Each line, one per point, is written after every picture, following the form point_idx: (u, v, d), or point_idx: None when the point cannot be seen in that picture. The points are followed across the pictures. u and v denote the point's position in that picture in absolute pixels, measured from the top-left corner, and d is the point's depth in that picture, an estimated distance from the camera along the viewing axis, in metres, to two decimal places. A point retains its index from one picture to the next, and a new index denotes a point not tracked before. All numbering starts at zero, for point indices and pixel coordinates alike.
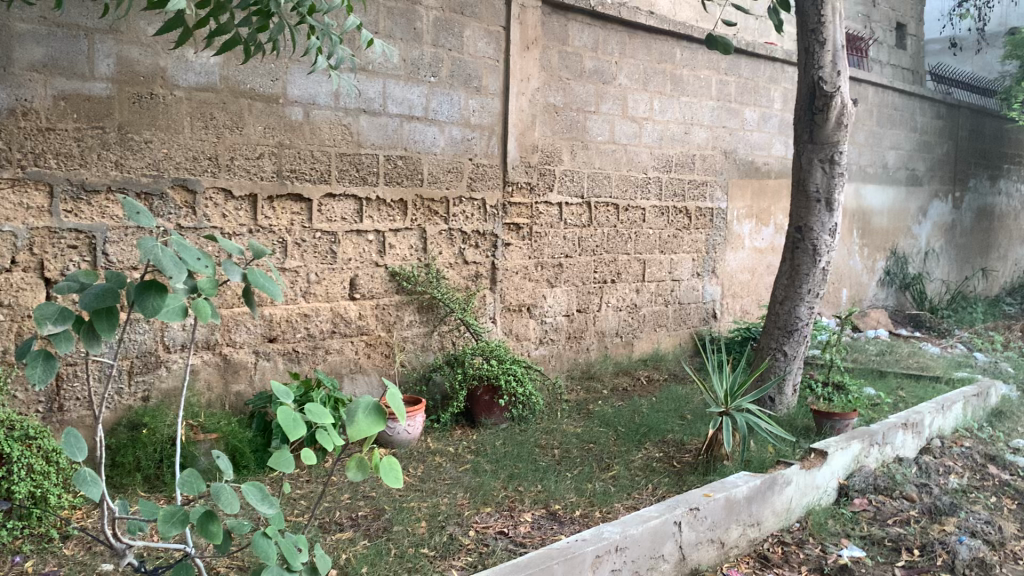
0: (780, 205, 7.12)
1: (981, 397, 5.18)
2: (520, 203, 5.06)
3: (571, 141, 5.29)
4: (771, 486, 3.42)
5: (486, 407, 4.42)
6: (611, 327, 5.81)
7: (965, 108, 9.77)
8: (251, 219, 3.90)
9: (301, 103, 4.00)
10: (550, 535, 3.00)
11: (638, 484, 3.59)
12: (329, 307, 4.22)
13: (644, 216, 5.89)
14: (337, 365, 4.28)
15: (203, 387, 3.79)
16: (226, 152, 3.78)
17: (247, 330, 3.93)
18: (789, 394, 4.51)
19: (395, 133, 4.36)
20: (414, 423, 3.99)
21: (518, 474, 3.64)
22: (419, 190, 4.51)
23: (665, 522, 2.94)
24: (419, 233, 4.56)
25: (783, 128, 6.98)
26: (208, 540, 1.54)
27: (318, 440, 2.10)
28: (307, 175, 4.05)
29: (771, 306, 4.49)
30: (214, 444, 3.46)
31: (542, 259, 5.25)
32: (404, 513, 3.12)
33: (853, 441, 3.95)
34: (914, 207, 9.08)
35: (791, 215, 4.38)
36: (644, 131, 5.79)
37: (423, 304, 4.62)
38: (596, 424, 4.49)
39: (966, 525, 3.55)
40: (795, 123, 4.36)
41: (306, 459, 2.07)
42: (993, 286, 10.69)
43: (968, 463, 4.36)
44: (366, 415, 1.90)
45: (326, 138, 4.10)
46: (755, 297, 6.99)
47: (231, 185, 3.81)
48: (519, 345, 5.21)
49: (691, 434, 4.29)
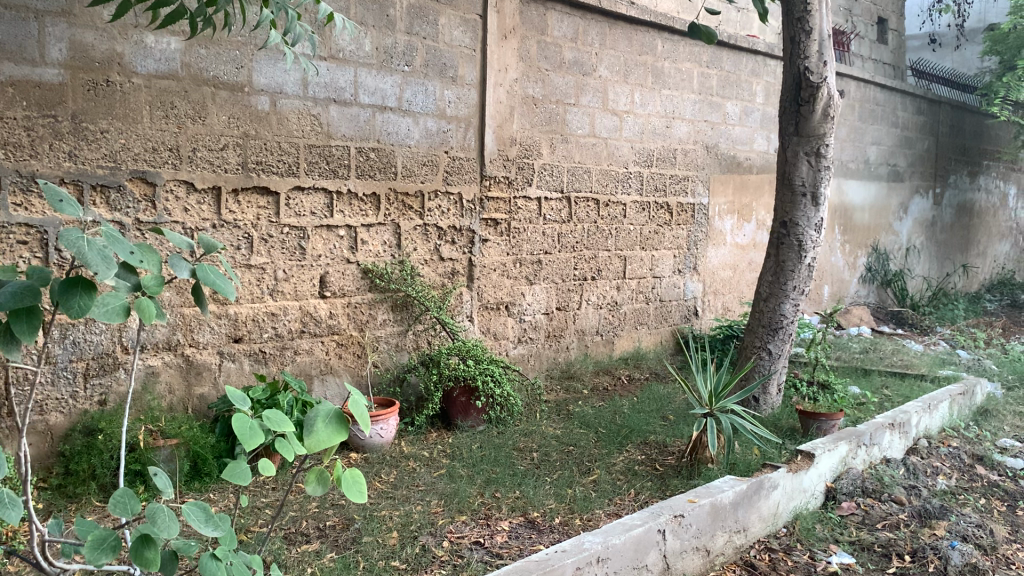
0: (762, 201, 7.02)
1: (967, 395, 5.09)
2: (498, 198, 4.90)
3: (550, 135, 5.15)
4: (757, 491, 3.30)
5: (462, 409, 4.27)
6: (591, 325, 5.68)
7: (946, 103, 9.72)
8: (215, 213, 3.72)
9: (268, 92, 3.82)
10: (528, 545, 2.85)
11: (620, 490, 3.45)
12: (298, 306, 4.05)
13: (625, 212, 5.76)
14: (307, 366, 4.11)
15: (164, 390, 3.62)
16: (188, 143, 3.60)
17: (211, 330, 3.74)
18: (774, 393, 4.40)
19: (367, 124, 4.19)
20: (388, 426, 3.84)
21: (495, 479, 3.50)
22: (392, 184, 4.35)
23: (648, 531, 2.80)
24: (392, 228, 4.39)
25: (765, 122, 6.87)
26: (144, 567, 1.34)
27: (278, 451, 1.93)
28: (274, 167, 3.87)
29: (755, 304, 4.37)
30: (174, 450, 3.30)
31: (520, 256, 5.10)
32: (374, 523, 2.96)
33: (840, 443, 3.84)
34: (895, 202, 9.02)
35: (776, 210, 4.26)
36: (625, 124, 5.65)
37: (397, 303, 4.46)
38: (576, 426, 4.35)
39: (957, 529, 3.44)
40: (781, 115, 4.23)
41: (264, 471, 1.90)
42: (973, 282, 10.67)
43: (956, 464, 4.26)
44: (326, 425, 1.74)
45: (294, 128, 3.92)
46: (737, 294, 6.89)
47: (194, 177, 3.63)
48: (497, 344, 5.06)
49: (674, 436, 4.16)
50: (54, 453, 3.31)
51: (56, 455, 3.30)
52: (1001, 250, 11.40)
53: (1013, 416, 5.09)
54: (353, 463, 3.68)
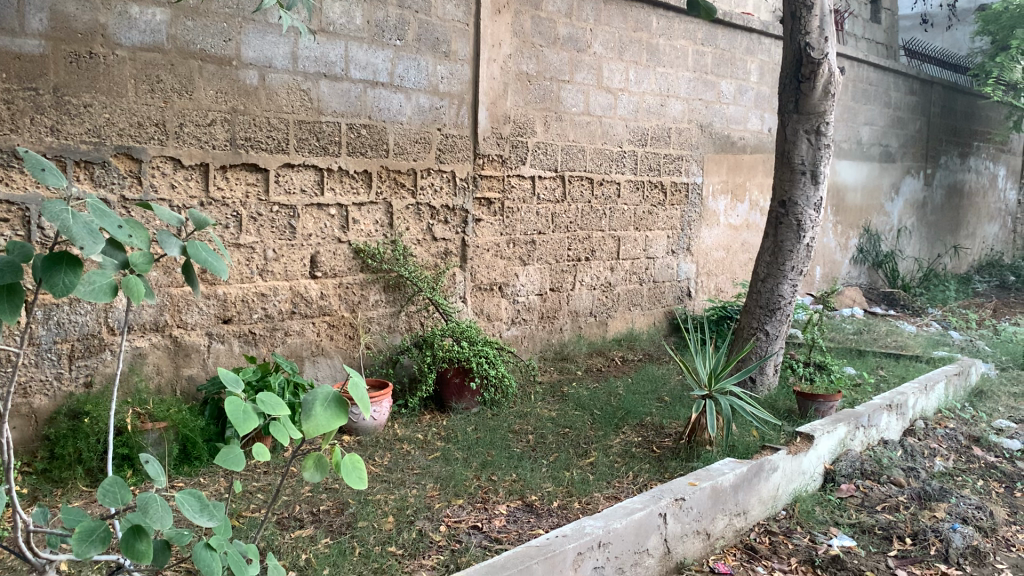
0: (756, 181, 6.95)
1: (962, 376, 5.07)
2: (492, 176, 4.82)
3: (544, 112, 5.06)
4: (757, 473, 3.25)
5: (457, 391, 4.21)
6: (585, 306, 5.62)
7: (939, 84, 9.67)
8: (203, 190, 3.63)
9: (257, 66, 3.71)
10: (527, 530, 2.80)
11: (619, 472, 3.40)
12: (288, 286, 3.96)
13: (619, 191, 5.69)
14: (298, 348, 4.03)
15: (152, 372, 3.53)
16: (174, 119, 3.50)
17: (199, 310, 3.65)
18: (771, 375, 4.36)
19: (358, 100, 4.09)
20: (381, 409, 3.78)
21: (491, 462, 3.44)
22: (384, 162, 4.25)
23: (649, 515, 2.75)
24: (384, 207, 4.30)
25: (759, 101, 6.80)
26: (136, 560, 1.29)
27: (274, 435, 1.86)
28: (263, 144, 3.77)
29: (753, 284, 4.32)
30: (162, 433, 3.21)
31: (514, 236, 5.02)
32: (369, 507, 2.89)
33: (839, 424, 3.80)
34: (887, 183, 8.99)
35: (775, 189, 4.20)
36: (619, 102, 5.56)
37: (389, 283, 4.37)
38: (572, 408, 4.30)
39: (957, 511, 3.41)
40: (781, 92, 4.16)
41: (259, 456, 1.85)
42: (963, 264, 10.68)
43: (953, 445, 4.24)
44: (324, 409, 1.66)
45: (284, 103, 3.82)
46: (730, 275, 6.84)
47: (180, 153, 3.53)
48: (491, 326, 4.99)
49: (670, 418, 4.11)
50: (38, 437, 3.22)
51: (40, 439, 3.22)
52: (991, 232, 11.41)
53: (1008, 397, 5.07)
54: (346, 446, 3.61)
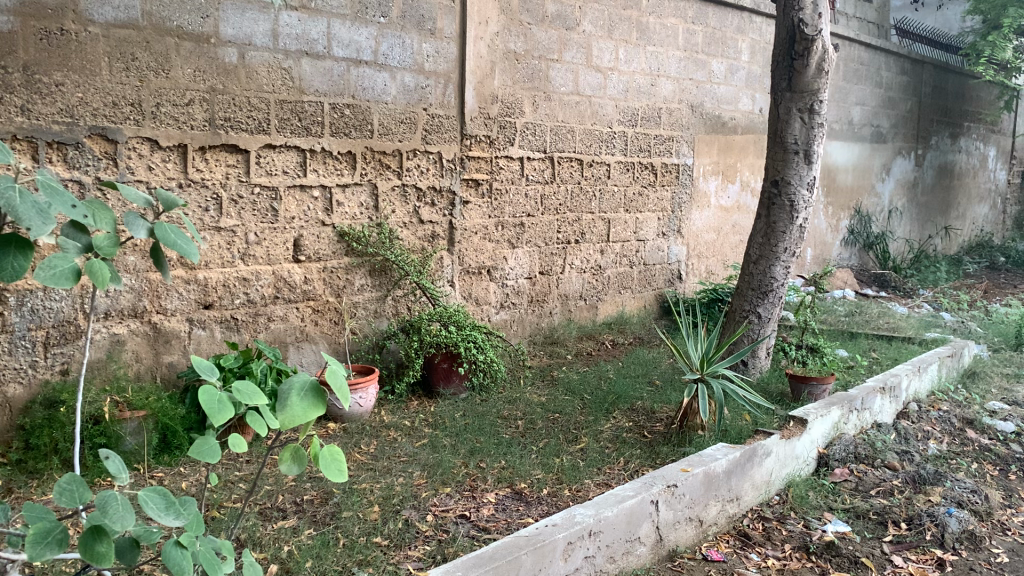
0: (747, 161, 6.88)
1: (955, 358, 5.03)
2: (479, 157, 4.72)
3: (532, 92, 4.96)
4: (750, 459, 3.20)
5: (444, 376, 4.13)
6: (575, 290, 5.54)
7: (930, 63, 9.60)
8: (181, 172, 3.53)
9: (236, 44, 3.60)
10: (516, 518, 2.73)
11: (609, 458, 3.34)
12: (271, 271, 3.87)
13: (609, 172, 5.60)
14: (282, 334, 3.94)
15: (131, 359, 3.44)
16: (151, 98, 3.39)
17: (180, 296, 3.56)
18: (763, 357, 4.31)
19: (341, 79, 3.99)
20: (367, 395, 3.71)
21: (479, 448, 3.36)
22: (369, 143, 4.15)
23: (641, 502, 2.69)
24: (369, 189, 4.21)
25: (750, 81, 6.71)
26: (97, 564, 1.21)
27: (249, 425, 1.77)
28: (243, 124, 3.67)
29: (745, 265, 4.25)
30: (141, 422, 3.13)
31: (502, 219, 4.93)
32: (354, 496, 2.82)
33: (833, 408, 3.75)
34: (878, 163, 8.93)
35: (768, 169, 4.12)
36: (609, 82, 5.47)
37: (375, 267, 4.28)
38: (562, 393, 4.23)
39: (952, 495, 3.36)
40: (773, 69, 4.08)
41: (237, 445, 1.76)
42: (953, 245, 10.66)
43: (946, 428, 4.19)
44: (301, 399, 1.59)
45: (264, 82, 3.71)
46: (720, 257, 6.78)
47: (157, 134, 3.42)
48: (479, 310, 4.91)
49: (662, 402, 4.05)
50: (13, 427, 3.13)
51: (15, 429, 3.13)
52: (981, 212, 11.39)
53: (1000, 379, 5.04)
54: (331, 433, 3.53)
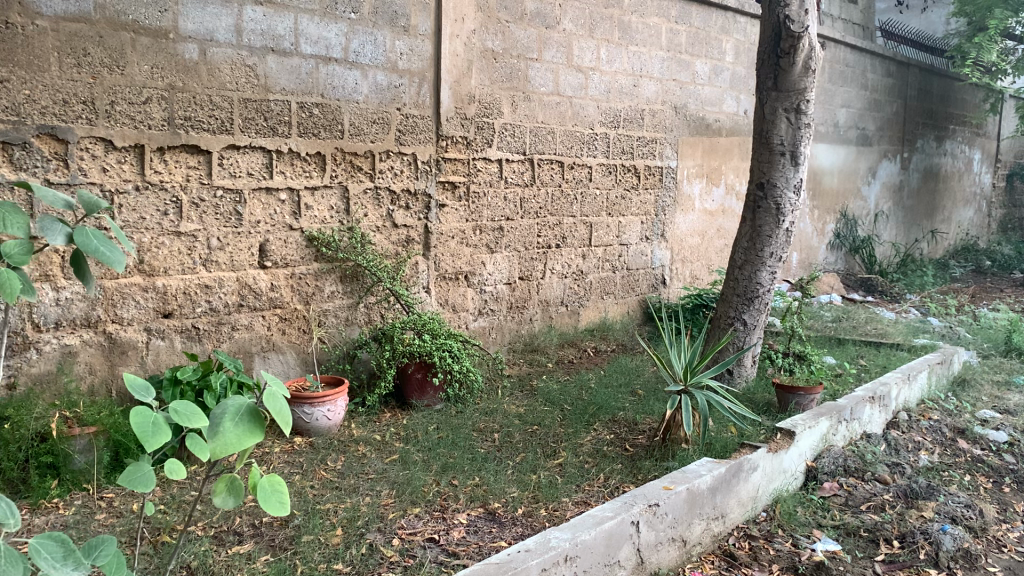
0: (731, 164, 6.76)
1: (944, 365, 4.91)
2: (456, 159, 4.56)
3: (511, 92, 4.81)
4: (736, 474, 3.05)
5: (418, 387, 3.95)
6: (556, 296, 5.39)
7: (915, 66, 9.52)
8: (138, 174, 3.35)
9: (196, 39, 3.43)
10: (487, 541, 2.57)
11: (589, 474, 3.18)
12: (234, 277, 3.69)
13: (591, 175, 5.46)
14: (246, 344, 3.77)
15: (83, 372, 3.26)
16: (105, 96, 3.21)
17: (136, 304, 3.38)
18: (749, 366, 4.17)
19: (309, 77, 3.82)
20: (336, 408, 3.53)
21: (452, 464, 3.20)
22: (339, 143, 3.98)
23: (621, 524, 2.53)
24: (340, 192, 4.04)
25: (734, 82, 6.58)
26: None
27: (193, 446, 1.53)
28: (204, 124, 3.49)
29: (729, 271, 4.11)
30: (92, 439, 2.94)
31: (480, 223, 4.77)
32: (316, 519, 2.65)
33: (821, 419, 3.62)
34: (863, 167, 8.83)
35: (753, 171, 3.99)
36: (590, 82, 5.32)
37: (346, 274, 4.11)
38: (540, 403, 4.07)
39: (946, 510, 3.22)
40: (760, 67, 3.94)
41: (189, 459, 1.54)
42: (938, 249, 10.59)
43: (937, 438, 4.06)
44: (235, 424, 1.43)
45: (227, 80, 3.54)
46: (705, 261, 6.65)
47: (112, 134, 3.24)
48: (456, 317, 4.75)
49: (644, 413, 3.91)
50: None
51: None
52: (966, 216, 11.33)
53: (991, 386, 4.92)
54: (297, 448, 3.36)
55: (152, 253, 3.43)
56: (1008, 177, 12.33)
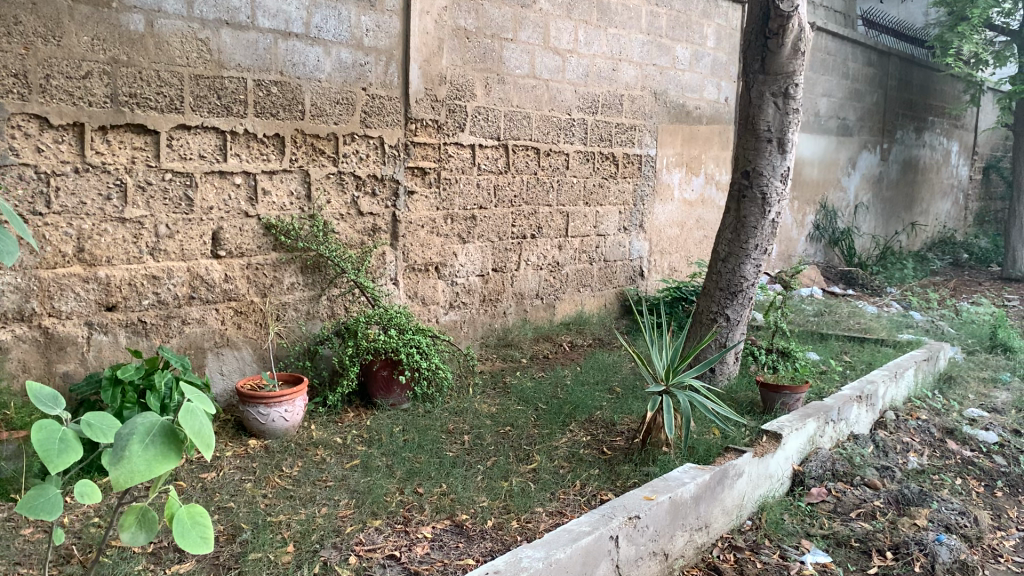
0: (711, 153, 6.57)
1: (931, 361, 4.76)
2: (426, 144, 4.32)
3: (484, 74, 4.58)
4: (720, 481, 2.85)
5: (384, 384, 3.71)
6: (531, 288, 5.18)
7: (896, 55, 9.39)
8: (78, 155, 3.08)
9: (142, 9, 3.16)
10: (454, 559, 2.35)
11: (564, 480, 2.97)
12: (185, 268, 3.43)
13: (568, 162, 5.25)
14: (198, 339, 3.51)
15: (16, 369, 3.00)
16: (39, 69, 2.94)
17: (76, 296, 3.13)
18: (732, 363, 3.98)
19: (267, 53, 3.56)
20: (294, 408, 3.29)
21: (418, 470, 2.98)
22: (299, 124, 3.73)
23: (599, 539, 2.32)
24: (301, 177, 3.79)
25: (716, 68, 6.38)
26: None
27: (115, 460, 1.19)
28: (151, 102, 3.22)
29: (712, 263, 3.92)
30: (21, 445, 2.71)
31: (452, 211, 4.54)
32: (266, 533, 2.43)
33: (809, 420, 3.44)
34: (843, 157, 8.69)
35: (739, 158, 3.79)
36: (568, 65, 5.10)
37: (307, 264, 3.87)
38: (514, 402, 3.86)
39: (939, 518, 3.06)
40: (746, 48, 3.74)
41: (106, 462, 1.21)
42: (916, 241, 10.50)
43: (925, 439, 3.91)
44: (145, 447, 1.21)
45: (176, 54, 3.27)
46: (684, 254, 6.47)
47: (47, 111, 2.97)
48: (425, 310, 4.52)
49: (622, 413, 3.71)
50: None
51: None
52: (944, 209, 11.25)
53: (978, 384, 4.78)
54: (251, 452, 3.12)
55: (93, 240, 3.17)
56: (984, 169, 12.29)
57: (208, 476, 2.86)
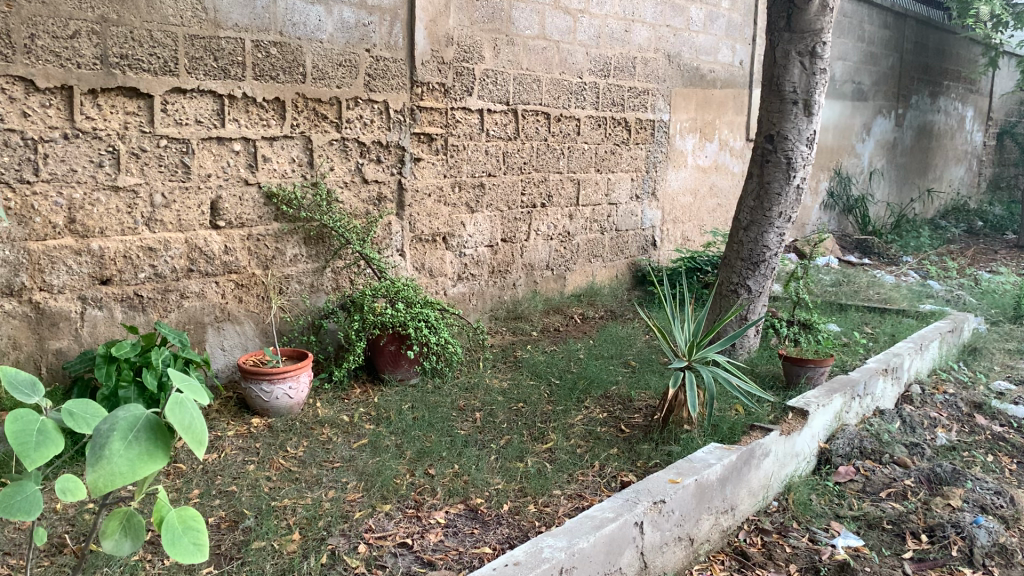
0: (725, 118, 6.37)
1: (955, 332, 4.60)
2: (433, 109, 4.14)
3: (493, 35, 4.38)
4: (747, 461, 2.72)
5: (392, 360, 3.59)
6: (541, 259, 5.02)
7: (913, 17, 9.12)
8: (66, 119, 2.92)
9: None
10: (469, 547, 2.22)
11: (582, 460, 2.84)
12: (183, 239, 3.28)
13: (579, 129, 5.06)
14: (197, 313, 3.37)
15: (6, 347, 2.87)
16: (22, 28, 2.76)
17: (68, 269, 2.98)
18: (752, 336, 3.85)
19: (265, 11, 3.37)
20: (298, 385, 3.15)
21: (429, 450, 2.84)
22: (300, 88, 3.55)
23: (624, 526, 2.19)
24: (302, 143, 3.61)
25: (730, 30, 6.16)
26: None
27: (96, 459, 1.06)
28: (143, 63, 3.05)
29: (733, 232, 3.76)
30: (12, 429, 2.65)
31: (460, 179, 4.37)
32: (270, 520, 2.29)
33: (835, 396, 3.30)
34: (858, 122, 8.48)
35: (762, 121, 3.61)
36: (579, 26, 4.89)
37: (311, 235, 3.71)
38: (527, 377, 3.72)
39: (974, 498, 2.92)
40: (772, 6, 3.55)
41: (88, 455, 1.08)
42: (930, 209, 10.29)
43: (954, 414, 3.76)
44: (127, 446, 1.09)
45: (169, 12, 3.08)
46: (696, 223, 6.30)
47: (33, 73, 2.80)
48: (433, 282, 4.37)
49: (639, 388, 3.57)
50: None
51: None
52: (957, 175, 11.02)
53: (1004, 356, 4.63)
54: (253, 432, 2.99)
55: (85, 211, 3.01)
56: (998, 135, 12.03)
57: (209, 458, 2.73)
